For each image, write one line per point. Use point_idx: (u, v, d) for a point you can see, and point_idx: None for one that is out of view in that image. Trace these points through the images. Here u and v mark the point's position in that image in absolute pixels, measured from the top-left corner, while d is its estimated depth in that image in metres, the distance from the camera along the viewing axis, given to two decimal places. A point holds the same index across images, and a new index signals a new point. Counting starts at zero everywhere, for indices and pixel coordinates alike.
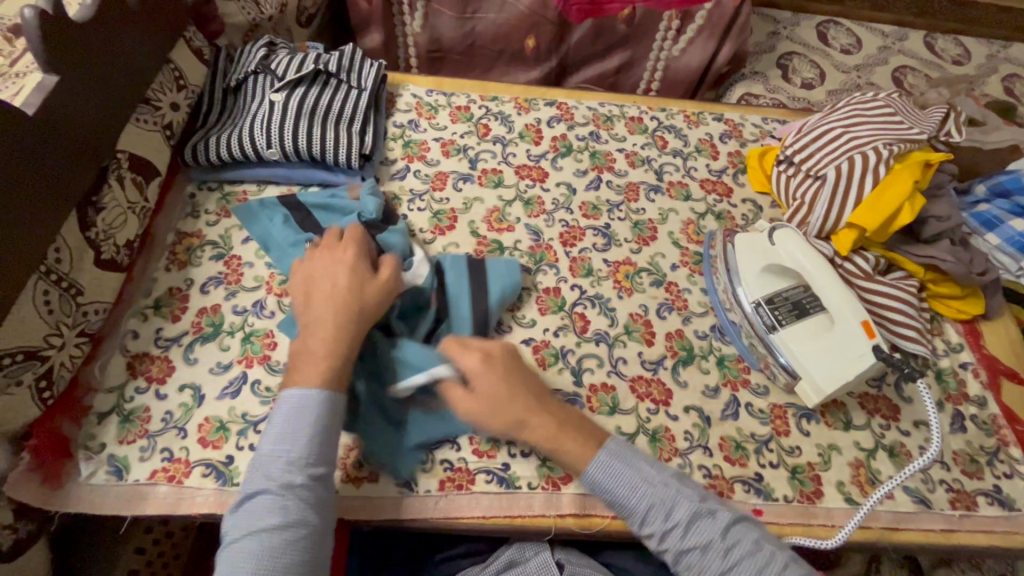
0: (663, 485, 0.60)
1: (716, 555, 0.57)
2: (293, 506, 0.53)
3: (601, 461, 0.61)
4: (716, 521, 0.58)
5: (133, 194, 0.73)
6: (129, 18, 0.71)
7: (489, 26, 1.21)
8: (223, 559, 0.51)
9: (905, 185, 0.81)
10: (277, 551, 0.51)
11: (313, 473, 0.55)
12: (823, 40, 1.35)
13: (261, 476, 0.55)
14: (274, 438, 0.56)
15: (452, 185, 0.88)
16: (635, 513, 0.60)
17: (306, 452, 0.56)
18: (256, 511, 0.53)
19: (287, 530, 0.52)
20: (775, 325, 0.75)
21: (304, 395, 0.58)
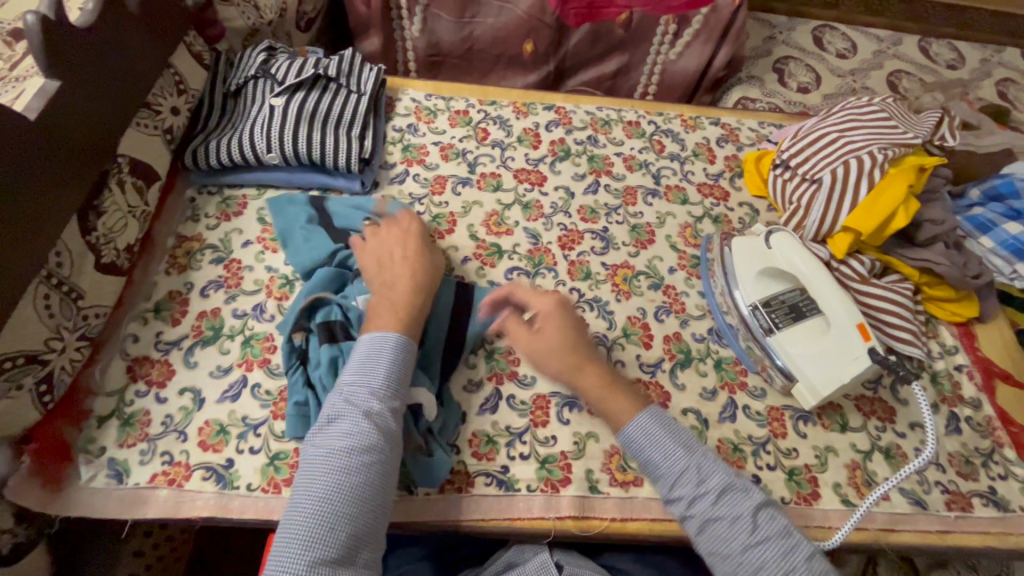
0: (699, 455, 0.62)
1: (745, 530, 0.57)
2: (369, 430, 0.56)
3: (641, 420, 0.64)
4: (749, 498, 0.59)
5: (133, 198, 0.73)
6: (130, 23, 0.71)
7: (487, 30, 1.22)
8: (304, 468, 0.55)
9: (900, 189, 0.81)
10: (353, 466, 0.54)
11: (391, 403, 0.59)
12: (819, 45, 1.36)
13: (343, 401, 0.59)
14: (358, 369, 0.61)
15: (451, 189, 0.89)
16: (666, 477, 0.62)
17: (384, 383, 0.60)
18: (334, 432, 0.57)
19: (364, 450, 0.55)
20: (772, 327, 0.76)
21: (385, 335, 0.63)
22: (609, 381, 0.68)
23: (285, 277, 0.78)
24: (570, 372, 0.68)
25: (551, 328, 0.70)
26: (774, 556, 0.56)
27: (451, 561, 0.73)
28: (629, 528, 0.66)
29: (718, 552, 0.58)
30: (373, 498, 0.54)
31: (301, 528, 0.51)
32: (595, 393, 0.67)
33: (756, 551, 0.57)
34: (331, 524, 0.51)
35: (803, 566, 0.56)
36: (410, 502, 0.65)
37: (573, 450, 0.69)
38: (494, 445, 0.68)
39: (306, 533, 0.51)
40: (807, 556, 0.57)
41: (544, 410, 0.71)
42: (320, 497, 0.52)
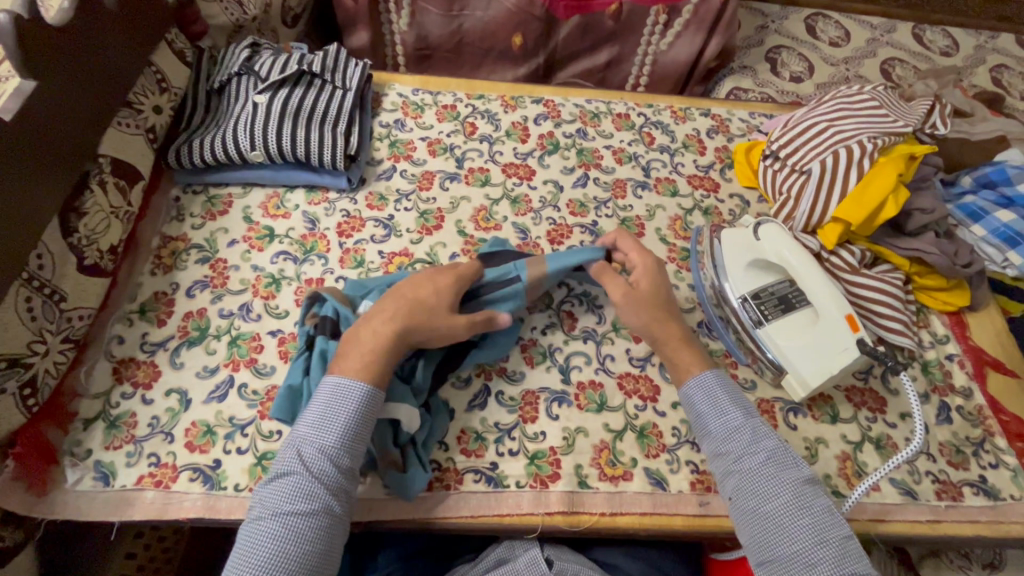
0: (754, 423, 0.64)
1: (788, 493, 0.58)
2: (314, 495, 0.54)
3: (704, 378, 0.67)
4: (797, 470, 0.60)
5: (116, 198, 0.73)
6: (108, 21, 0.70)
7: (476, 23, 1.21)
8: (246, 530, 0.53)
9: (889, 178, 0.80)
10: (295, 538, 0.52)
11: (344, 463, 0.57)
12: (812, 34, 1.35)
13: (294, 457, 0.56)
14: (312, 423, 0.58)
15: (438, 184, 0.88)
16: (717, 433, 0.64)
17: (338, 440, 0.57)
18: (280, 492, 0.54)
19: (309, 520, 0.53)
20: (761, 319, 0.75)
21: (347, 384, 0.59)
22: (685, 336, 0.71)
23: (271, 276, 0.77)
24: (642, 328, 0.71)
25: (645, 283, 0.73)
26: (810, 521, 0.56)
27: (442, 557, 0.74)
28: (618, 523, 0.66)
29: (754, 507, 0.58)
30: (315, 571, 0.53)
31: None
32: (671, 342, 0.70)
33: (795, 514, 0.57)
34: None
35: (836, 542, 0.55)
36: (400, 500, 0.65)
37: (562, 445, 0.69)
38: (483, 441, 0.68)
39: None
40: (844, 534, 0.56)
41: (533, 406, 0.71)
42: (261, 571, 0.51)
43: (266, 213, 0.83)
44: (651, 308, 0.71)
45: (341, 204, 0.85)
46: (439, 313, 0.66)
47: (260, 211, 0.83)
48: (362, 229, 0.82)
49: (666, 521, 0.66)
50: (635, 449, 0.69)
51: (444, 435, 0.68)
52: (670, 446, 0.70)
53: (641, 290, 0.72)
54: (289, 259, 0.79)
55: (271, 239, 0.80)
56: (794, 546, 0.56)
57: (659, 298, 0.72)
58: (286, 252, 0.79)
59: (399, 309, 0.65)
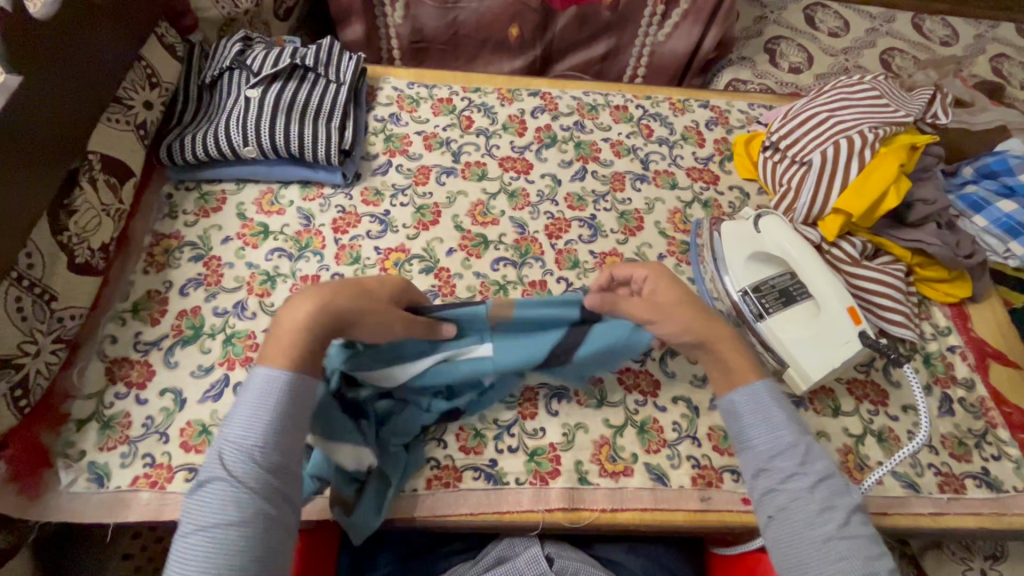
0: (808, 442, 0.57)
1: (840, 519, 0.52)
2: (242, 502, 0.46)
3: (755, 389, 0.61)
4: (849, 497, 0.54)
5: (107, 195, 0.72)
6: (95, 15, 0.69)
7: (472, 15, 1.19)
8: (172, 557, 0.46)
9: (891, 169, 0.80)
10: (223, 556, 0.44)
11: (275, 461, 0.49)
12: (811, 24, 1.34)
13: (215, 463, 0.49)
14: (235, 423, 0.50)
15: (434, 179, 0.87)
16: (766, 448, 0.58)
17: (266, 437, 0.49)
18: (203, 505, 0.47)
19: (236, 531, 0.45)
20: (763, 312, 0.74)
21: (271, 375, 0.52)
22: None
23: (266, 273, 0.76)
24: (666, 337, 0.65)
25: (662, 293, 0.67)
26: (862, 553, 0.50)
27: (441, 555, 0.74)
28: (620, 519, 0.65)
29: (798, 530, 0.53)
30: None
31: None
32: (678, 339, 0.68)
33: (847, 544, 0.51)
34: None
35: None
36: (399, 498, 0.64)
37: (562, 442, 0.68)
38: (482, 438, 0.67)
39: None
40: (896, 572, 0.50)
41: (532, 402, 0.70)
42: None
43: (260, 210, 0.82)
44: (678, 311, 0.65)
45: (336, 200, 0.84)
46: (379, 301, 0.61)
47: (254, 207, 0.82)
48: (358, 225, 0.81)
49: (668, 517, 0.66)
50: (635, 445, 0.69)
51: (443, 432, 0.67)
52: (671, 441, 0.69)
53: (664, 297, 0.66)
54: (284, 256, 0.78)
55: (265, 236, 0.79)
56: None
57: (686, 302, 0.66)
58: (280, 248, 0.78)
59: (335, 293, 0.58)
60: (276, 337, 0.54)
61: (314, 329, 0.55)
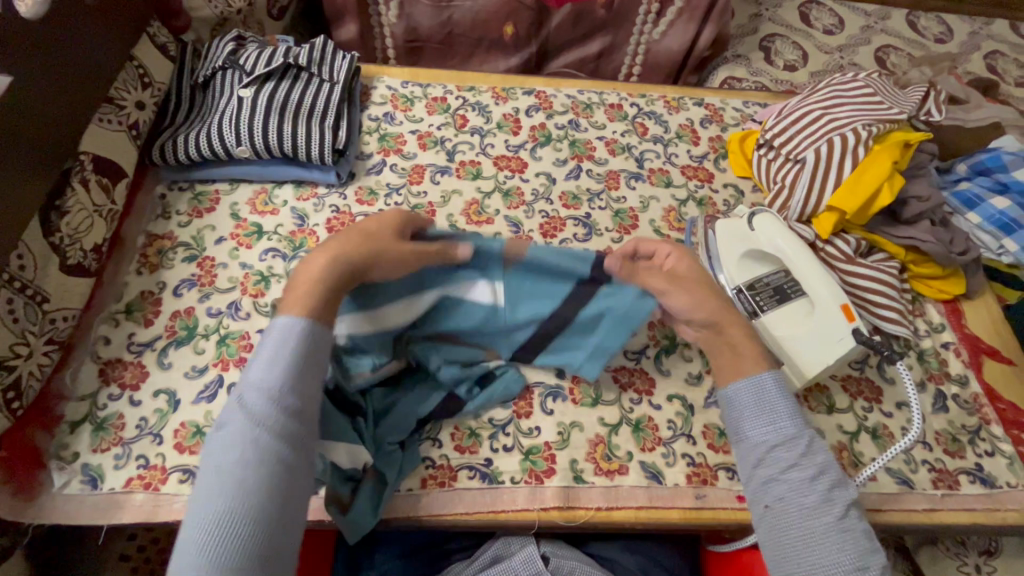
0: (806, 434, 0.59)
1: (836, 513, 0.54)
2: (261, 440, 0.50)
3: (759, 380, 0.63)
4: (843, 489, 0.56)
5: (99, 196, 0.71)
6: (85, 15, 0.69)
7: (466, 13, 1.19)
8: (195, 494, 0.49)
9: (884, 166, 0.80)
10: (241, 490, 0.47)
11: (285, 400, 0.53)
12: (806, 22, 1.34)
13: (237, 407, 0.52)
14: (254, 370, 0.54)
15: (429, 178, 0.87)
16: (767, 440, 0.59)
17: (282, 383, 0.53)
18: (224, 445, 0.50)
19: (247, 464, 0.49)
20: (757, 310, 0.74)
21: (281, 326, 0.57)
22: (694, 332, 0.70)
23: (260, 274, 0.76)
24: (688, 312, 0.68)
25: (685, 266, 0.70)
26: (854, 546, 0.53)
27: (437, 555, 0.74)
28: (615, 517, 0.65)
29: (796, 521, 0.55)
30: (270, 524, 0.47)
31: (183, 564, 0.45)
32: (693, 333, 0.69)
33: (840, 537, 0.53)
34: (211, 559, 0.45)
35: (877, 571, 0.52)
36: (394, 498, 0.64)
37: (557, 440, 0.68)
38: (477, 438, 0.67)
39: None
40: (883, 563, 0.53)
41: (528, 401, 0.70)
42: (201, 528, 0.46)
43: (254, 210, 0.81)
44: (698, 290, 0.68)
45: (330, 200, 0.83)
46: (383, 242, 0.65)
47: (248, 207, 0.82)
48: (352, 225, 0.81)
49: (664, 515, 0.66)
50: (630, 443, 0.69)
51: (438, 431, 0.67)
52: (666, 439, 0.69)
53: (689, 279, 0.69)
54: (278, 256, 0.78)
55: (259, 236, 0.79)
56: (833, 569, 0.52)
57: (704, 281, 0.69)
58: (274, 249, 0.78)
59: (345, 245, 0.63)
60: (295, 290, 0.60)
61: (329, 282, 0.60)
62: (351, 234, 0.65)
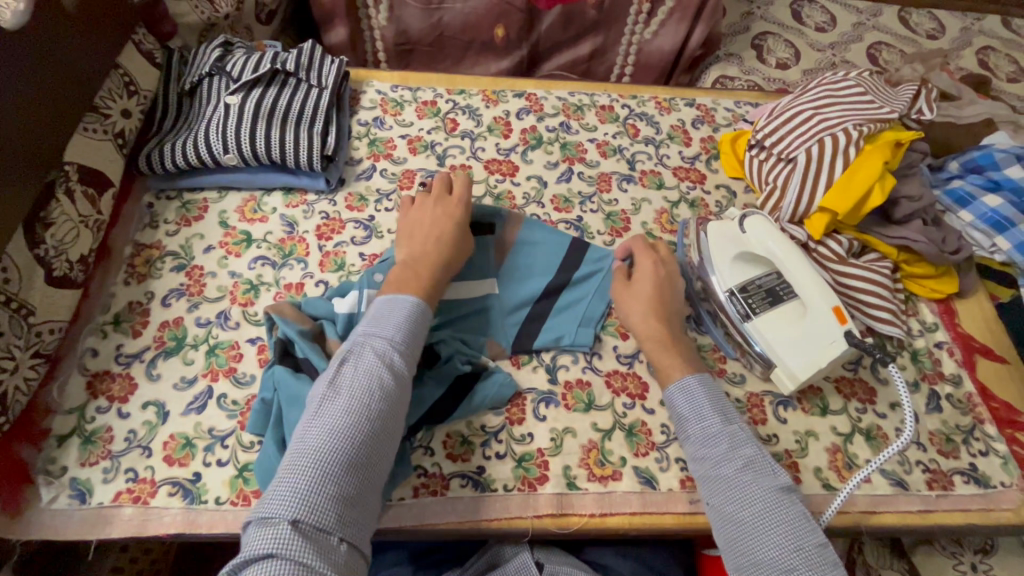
0: (732, 429, 0.61)
1: (765, 499, 0.56)
2: (388, 381, 0.57)
3: (686, 382, 0.65)
4: (775, 478, 0.58)
5: (85, 207, 0.71)
6: (66, 24, 0.68)
7: (457, 16, 1.18)
8: (321, 413, 0.54)
9: (875, 167, 0.79)
10: (371, 418, 0.54)
11: (406, 358, 0.60)
12: (798, 19, 1.33)
13: (364, 347, 0.59)
14: (378, 322, 0.61)
15: (420, 183, 0.86)
16: (696, 438, 0.62)
17: (405, 339, 0.61)
18: (353, 377, 0.56)
19: (372, 402, 0.55)
20: (749, 313, 0.73)
21: (405, 295, 0.64)
22: (661, 338, 0.70)
23: (249, 282, 0.75)
24: (639, 317, 0.71)
25: (643, 278, 0.73)
26: (786, 528, 0.55)
27: (430, 564, 0.73)
28: (609, 523, 0.65)
29: (730, 513, 0.57)
30: (382, 455, 0.54)
31: (313, 469, 0.50)
32: (650, 343, 0.70)
33: (772, 521, 0.55)
34: (337, 471, 0.50)
35: (812, 551, 0.54)
36: (385, 510, 0.63)
37: (550, 447, 0.68)
38: (469, 445, 0.67)
39: (302, 479, 0.49)
40: (820, 543, 0.55)
41: (520, 407, 0.70)
42: (333, 443, 0.52)
43: (243, 218, 0.81)
44: (658, 300, 0.72)
45: (320, 206, 0.83)
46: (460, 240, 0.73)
47: (236, 215, 0.81)
48: (342, 231, 0.81)
49: (657, 520, 0.66)
50: (624, 449, 0.68)
51: (430, 439, 0.67)
52: (659, 444, 0.69)
53: (651, 287, 0.72)
54: (267, 264, 0.77)
55: (248, 243, 0.78)
56: (770, 555, 0.54)
57: (663, 288, 0.73)
58: (264, 257, 0.77)
59: (433, 245, 0.70)
60: (408, 280, 0.66)
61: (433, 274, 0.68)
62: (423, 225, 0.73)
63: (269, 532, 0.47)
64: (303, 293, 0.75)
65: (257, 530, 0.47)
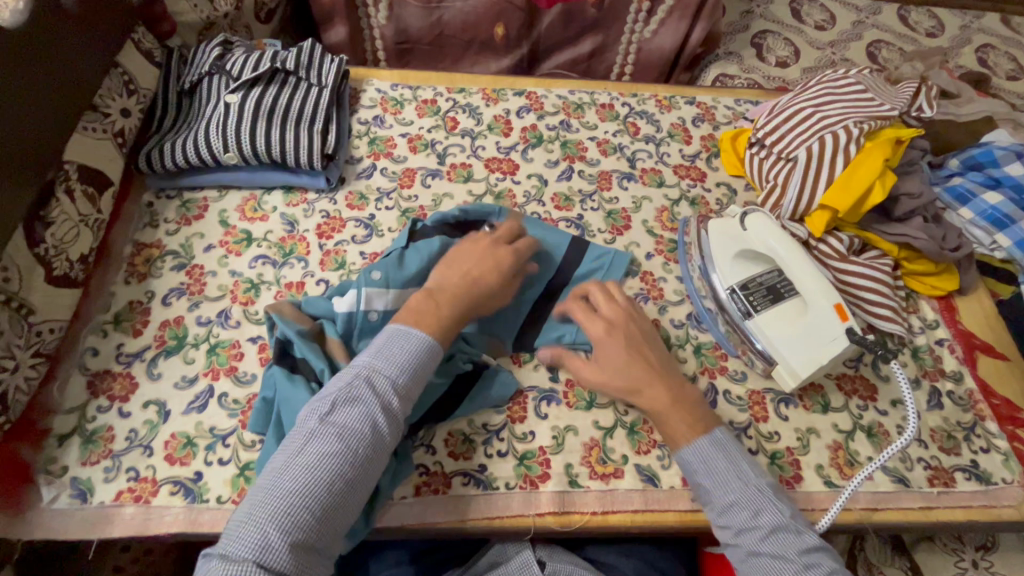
0: (751, 493, 0.59)
1: (793, 567, 0.55)
2: (380, 426, 0.56)
3: (699, 445, 0.62)
4: (800, 540, 0.57)
5: (85, 206, 0.71)
6: (66, 22, 0.68)
7: (456, 14, 1.18)
8: (309, 449, 0.54)
9: (876, 163, 0.79)
10: (356, 464, 0.54)
11: (404, 401, 0.59)
12: (797, 18, 1.33)
13: (364, 384, 0.58)
14: (384, 358, 0.60)
15: (420, 181, 0.86)
16: (716, 505, 0.61)
17: (406, 382, 0.60)
18: (348, 417, 0.56)
19: (361, 447, 0.55)
20: (750, 311, 0.74)
21: (414, 333, 0.62)
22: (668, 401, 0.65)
23: (250, 281, 0.75)
24: (632, 394, 0.66)
25: (611, 346, 0.68)
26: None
27: (432, 562, 0.73)
28: (611, 521, 0.65)
29: None
30: (359, 498, 0.55)
31: (291, 512, 0.50)
32: (659, 410, 0.65)
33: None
34: (314, 517, 0.51)
35: None
36: (388, 508, 0.63)
37: (552, 445, 0.67)
38: (471, 443, 0.67)
39: (278, 520, 0.49)
40: None
41: (521, 405, 0.70)
42: (316, 487, 0.52)
43: (243, 217, 0.81)
44: (649, 370, 0.66)
45: (321, 205, 0.83)
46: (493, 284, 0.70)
47: (237, 214, 0.81)
48: (342, 230, 0.80)
49: (659, 517, 0.66)
50: (625, 447, 0.68)
51: (432, 437, 0.67)
52: (662, 442, 0.69)
53: (634, 355, 0.67)
54: (268, 263, 0.77)
55: (248, 243, 0.78)
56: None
57: (637, 358, 0.67)
58: (264, 255, 0.77)
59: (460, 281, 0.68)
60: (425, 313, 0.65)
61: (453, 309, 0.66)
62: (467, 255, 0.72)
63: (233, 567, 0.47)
64: (304, 292, 0.75)
65: (222, 563, 0.47)
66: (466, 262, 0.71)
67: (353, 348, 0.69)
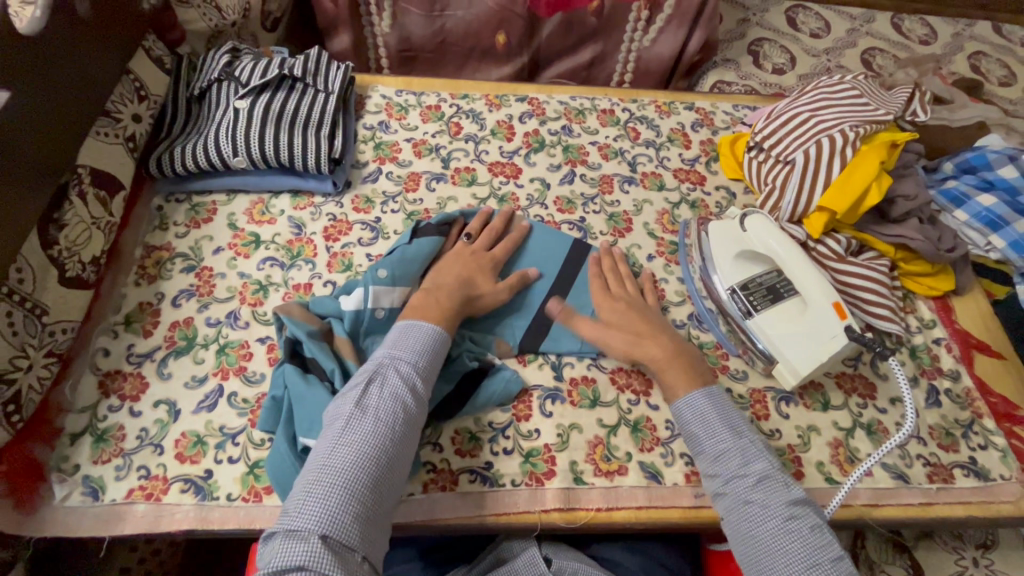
0: (742, 446, 0.62)
1: (779, 515, 0.57)
2: (411, 406, 0.58)
3: (694, 399, 0.66)
4: (787, 492, 0.59)
5: (97, 209, 0.72)
6: (81, 30, 0.69)
7: (458, 22, 1.20)
8: (349, 431, 0.55)
9: (872, 166, 0.81)
10: (397, 441, 0.56)
11: (428, 384, 0.62)
12: (793, 26, 1.36)
13: (389, 369, 0.60)
14: (402, 346, 0.62)
15: (425, 185, 0.87)
16: (708, 454, 0.63)
17: (427, 365, 0.62)
18: (380, 399, 0.58)
19: (398, 425, 0.57)
20: (751, 310, 0.76)
21: (423, 323, 0.65)
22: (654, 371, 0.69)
23: (258, 283, 0.76)
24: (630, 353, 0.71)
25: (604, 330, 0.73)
26: (801, 544, 0.55)
27: (440, 560, 0.74)
28: (616, 517, 0.66)
29: (746, 530, 0.58)
30: (402, 475, 0.56)
31: (344, 488, 0.51)
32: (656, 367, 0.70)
33: (787, 537, 0.56)
34: (365, 492, 0.52)
35: (829, 566, 0.54)
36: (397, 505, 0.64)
37: (557, 442, 0.68)
38: (477, 441, 0.68)
39: (334, 497, 0.50)
40: (836, 557, 0.55)
41: (526, 403, 0.71)
42: (364, 463, 0.53)
43: (251, 220, 0.82)
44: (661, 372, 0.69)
45: (327, 208, 0.84)
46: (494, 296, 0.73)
47: (245, 217, 0.82)
48: (349, 232, 0.82)
49: (662, 513, 0.67)
50: (629, 444, 0.69)
51: (438, 435, 0.68)
52: (664, 439, 0.70)
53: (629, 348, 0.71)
54: (276, 265, 0.78)
55: (257, 245, 0.79)
56: (788, 571, 0.54)
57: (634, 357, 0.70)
58: (272, 257, 0.79)
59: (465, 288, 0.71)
60: (431, 320, 0.67)
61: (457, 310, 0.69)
62: (463, 261, 0.75)
63: (300, 545, 0.47)
64: (312, 293, 0.76)
65: (285, 543, 0.48)
66: (466, 267, 0.75)
67: (360, 346, 0.70)
